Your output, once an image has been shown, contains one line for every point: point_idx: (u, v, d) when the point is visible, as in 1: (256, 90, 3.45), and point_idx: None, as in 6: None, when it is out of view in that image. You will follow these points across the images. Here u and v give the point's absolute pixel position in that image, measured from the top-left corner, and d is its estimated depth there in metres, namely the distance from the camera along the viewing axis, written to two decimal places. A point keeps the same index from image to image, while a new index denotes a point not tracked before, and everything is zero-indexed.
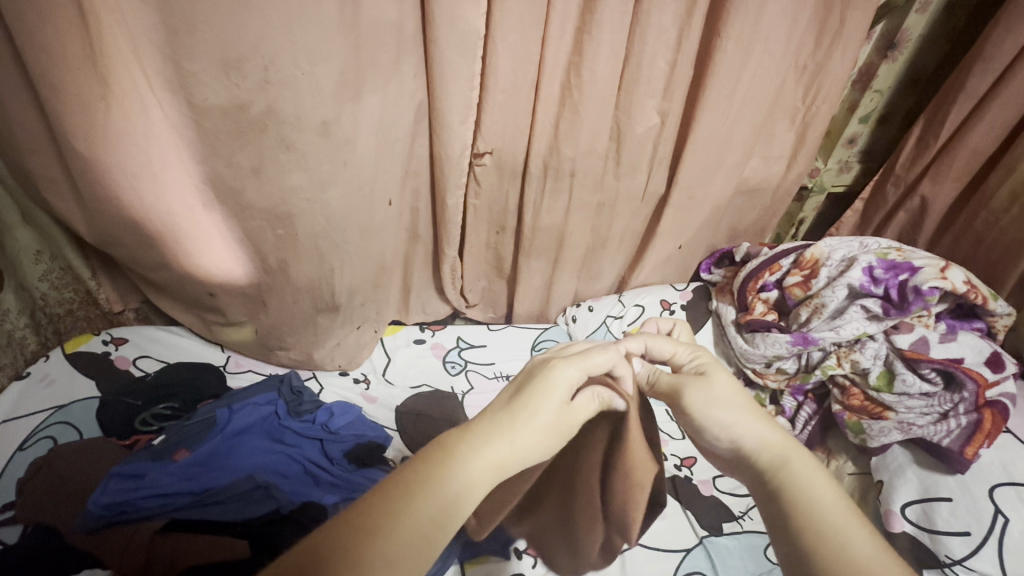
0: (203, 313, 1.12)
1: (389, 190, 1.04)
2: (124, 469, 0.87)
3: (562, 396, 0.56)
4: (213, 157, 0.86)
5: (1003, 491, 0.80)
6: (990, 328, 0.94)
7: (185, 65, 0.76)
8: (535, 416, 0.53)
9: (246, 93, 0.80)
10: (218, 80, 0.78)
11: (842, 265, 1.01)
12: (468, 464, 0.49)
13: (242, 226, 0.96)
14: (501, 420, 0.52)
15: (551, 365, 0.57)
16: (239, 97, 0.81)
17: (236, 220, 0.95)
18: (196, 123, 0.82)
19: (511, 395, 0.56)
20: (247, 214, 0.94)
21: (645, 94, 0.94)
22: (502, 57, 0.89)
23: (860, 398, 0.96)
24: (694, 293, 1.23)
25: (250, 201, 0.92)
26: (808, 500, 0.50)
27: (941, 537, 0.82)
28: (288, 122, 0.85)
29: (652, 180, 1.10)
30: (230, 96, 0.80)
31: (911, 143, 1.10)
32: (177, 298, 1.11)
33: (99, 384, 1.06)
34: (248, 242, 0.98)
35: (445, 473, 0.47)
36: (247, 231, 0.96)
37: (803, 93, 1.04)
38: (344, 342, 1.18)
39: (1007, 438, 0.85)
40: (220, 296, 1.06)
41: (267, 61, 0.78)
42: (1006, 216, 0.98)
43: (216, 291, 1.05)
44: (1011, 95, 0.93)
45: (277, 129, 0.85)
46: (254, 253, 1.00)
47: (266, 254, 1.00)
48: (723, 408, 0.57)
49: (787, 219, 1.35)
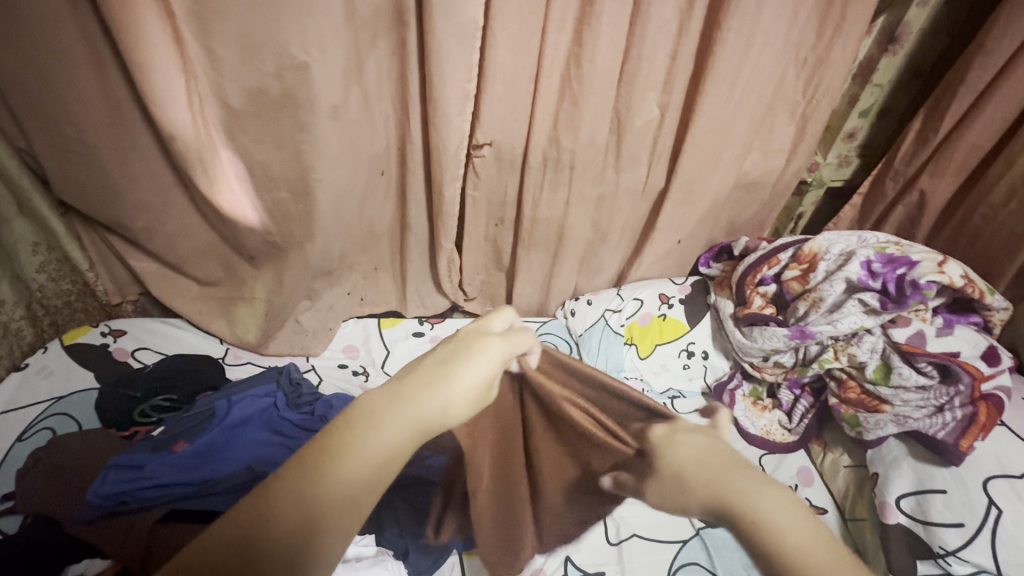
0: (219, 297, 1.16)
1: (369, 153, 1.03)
2: (123, 461, 0.87)
3: (487, 367, 0.56)
4: (240, 137, 0.91)
5: (996, 483, 0.81)
6: (987, 322, 0.95)
7: (216, 48, 0.81)
8: (476, 355, 0.55)
9: (268, 75, 0.84)
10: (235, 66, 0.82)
11: (840, 259, 1.01)
12: (382, 437, 0.46)
13: (267, 198, 1.00)
14: (400, 394, 0.50)
15: (483, 337, 0.59)
16: (260, 79, 0.84)
17: (261, 193, 0.99)
18: (217, 103, 0.87)
19: (438, 354, 0.56)
20: (271, 186, 0.98)
21: (646, 87, 0.95)
22: (503, 49, 0.88)
23: (857, 392, 0.97)
24: (693, 286, 1.22)
25: (272, 173, 0.96)
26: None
27: (935, 528, 0.83)
28: (299, 107, 0.88)
29: (652, 173, 1.10)
30: (252, 78, 0.84)
31: (911, 137, 1.10)
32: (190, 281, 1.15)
33: (97, 376, 1.06)
34: (271, 214, 1.02)
35: (351, 452, 0.44)
36: (271, 203, 1.01)
37: (804, 86, 1.03)
38: (334, 306, 1.22)
39: (1002, 431, 0.85)
40: (259, 261, 1.11)
41: (285, 44, 0.81)
42: (1005, 211, 0.98)
43: (255, 258, 1.10)
44: (1011, 90, 0.93)
45: (296, 109, 0.88)
46: (268, 228, 1.04)
47: (287, 228, 1.04)
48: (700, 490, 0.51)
49: (786, 213, 1.36)
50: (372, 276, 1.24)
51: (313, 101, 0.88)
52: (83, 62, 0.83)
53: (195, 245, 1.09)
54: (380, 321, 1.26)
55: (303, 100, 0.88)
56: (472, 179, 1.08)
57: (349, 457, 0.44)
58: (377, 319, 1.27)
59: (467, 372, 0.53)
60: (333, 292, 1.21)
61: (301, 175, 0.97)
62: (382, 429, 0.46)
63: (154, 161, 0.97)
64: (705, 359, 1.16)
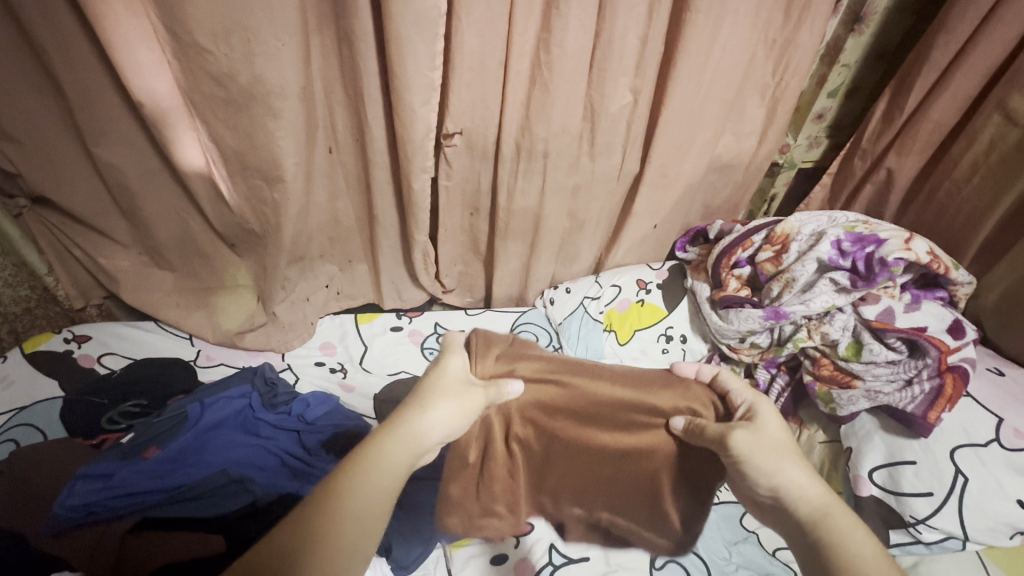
0: (189, 296, 1.13)
1: (337, 144, 1.01)
2: (91, 470, 0.85)
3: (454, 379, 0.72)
4: (214, 123, 0.88)
5: (962, 452, 0.84)
6: (952, 296, 0.98)
7: (181, 34, 0.77)
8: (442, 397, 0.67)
9: (232, 63, 0.81)
10: (190, 58, 0.80)
11: (811, 239, 1.02)
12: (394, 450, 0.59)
13: (243, 185, 0.97)
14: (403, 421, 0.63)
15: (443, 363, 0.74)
16: (224, 66, 0.81)
17: (236, 181, 0.96)
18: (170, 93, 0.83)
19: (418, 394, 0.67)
20: (246, 174, 0.95)
21: (617, 72, 0.94)
22: (469, 34, 0.86)
23: (830, 368, 0.97)
24: (670, 271, 1.23)
25: (246, 162, 0.93)
26: (832, 535, 0.57)
27: (905, 498, 0.86)
28: (261, 99, 0.85)
29: (626, 159, 1.10)
30: (215, 63, 0.81)
31: (878, 116, 1.12)
32: (155, 283, 1.11)
33: (61, 383, 1.02)
34: (241, 207, 0.99)
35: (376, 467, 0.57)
36: (244, 189, 0.97)
37: (774, 68, 1.04)
38: (311, 303, 1.20)
39: (967, 402, 0.88)
40: (239, 248, 1.09)
41: (243, 32, 0.78)
42: (968, 186, 1.00)
43: (234, 245, 1.09)
44: (972, 68, 0.95)
45: (262, 99, 0.85)
46: (245, 217, 1.02)
47: (263, 215, 1.02)
48: (758, 458, 0.67)
49: (760, 195, 1.37)
50: (347, 270, 1.22)
51: (274, 92, 0.85)
52: (46, 50, 0.79)
53: (165, 242, 1.06)
54: (356, 317, 1.23)
55: (264, 92, 0.84)
56: (444, 170, 1.06)
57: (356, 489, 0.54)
58: (353, 315, 1.24)
59: (437, 411, 0.65)
60: (309, 287, 1.19)
61: (268, 170, 0.94)
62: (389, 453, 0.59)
63: (117, 155, 0.93)
64: (684, 342, 1.16)
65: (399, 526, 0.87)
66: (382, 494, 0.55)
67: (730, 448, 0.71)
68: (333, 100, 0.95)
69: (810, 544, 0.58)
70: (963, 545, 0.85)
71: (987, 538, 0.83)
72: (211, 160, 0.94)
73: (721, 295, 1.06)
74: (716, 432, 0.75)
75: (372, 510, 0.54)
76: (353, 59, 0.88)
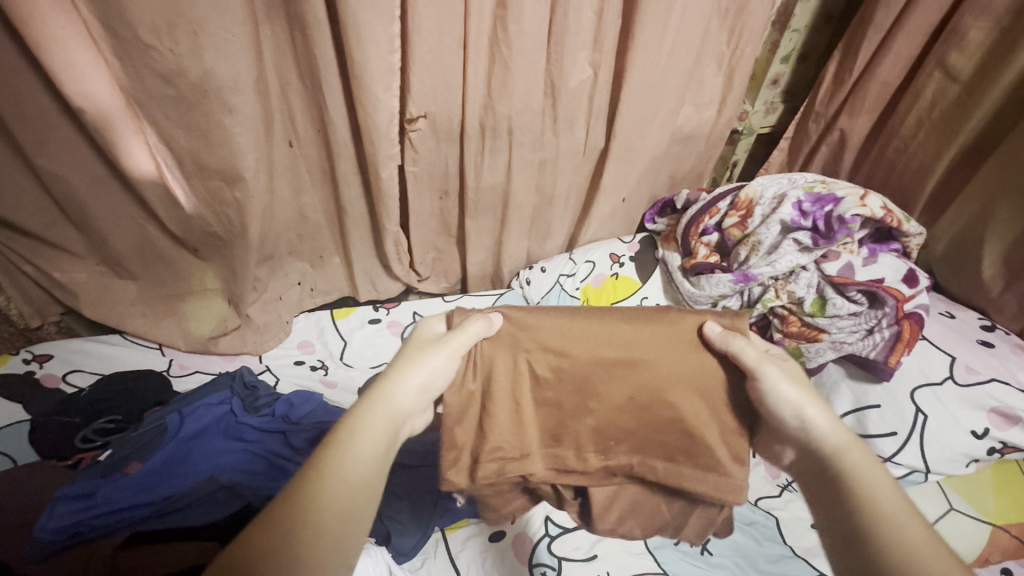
0: (153, 305, 1.09)
1: (297, 135, 0.98)
2: (74, 490, 0.83)
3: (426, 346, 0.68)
4: (164, 124, 0.84)
5: (921, 393, 0.91)
6: (906, 248, 1.03)
7: (120, 29, 0.73)
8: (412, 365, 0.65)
9: (177, 58, 0.77)
10: (131, 55, 0.76)
11: (774, 202, 1.05)
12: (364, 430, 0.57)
13: (201, 186, 0.93)
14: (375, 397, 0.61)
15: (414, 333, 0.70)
16: (170, 62, 0.77)
17: (193, 183, 0.92)
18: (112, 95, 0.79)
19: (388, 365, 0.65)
20: (203, 175, 0.91)
21: (576, 46, 0.93)
22: (425, 15, 0.84)
23: (797, 325, 1.01)
24: (641, 244, 1.25)
25: (202, 161, 0.89)
26: (867, 486, 0.54)
27: (872, 439, 0.93)
28: (213, 94, 0.81)
29: (591, 134, 1.10)
30: (160, 60, 0.77)
31: (829, 78, 1.15)
32: (116, 294, 1.07)
33: (24, 406, 0.97)
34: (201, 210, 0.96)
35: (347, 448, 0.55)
36: (203, 190, 0.94)
37: (728, 36, 1.06)
38: (284, 302, 1.17)
39: (924, 345, 0.94)
40: (202, 252, 1.05)
41: (187, 24, 0.74)
42: (915, 141, 1.05)
43: (197, 249, 1.05)
44: (913, 28, 0.99)
45: (214, 94, 0.81)
46: (206, 220, 0.98)
47: (225, 217, 0.98)
48: (788, 385, 0.66)
49: (722, 163, 1.40)
50: (317, 265, 1.20)
51: (226, 86, 0.81)
52: None
53: (123, 251, 1.02)
54: (333, 312, 1.21)
55: (215, 87, 0.81)
56: (410, 155, 1.04)
57: (327, 471, 0.52)
58: (329, 310, 1.22)
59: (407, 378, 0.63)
60: (281, 285, 1.16)
61: (226, 170, 0.91)
62: (361, 421, 0.58)
63: (59, 163, 0.88)
64: None
65: (396, 515, 0.89)
66: (356, 477, 0.53)
67: (759, 377, 0.68)
68: (288, 89, 0.92)
69: (841, 481, 0.56)
70: (925, 476, 0.93)
71: (945, 468, 0.90)
72: (164, 161, 0.90)
73: (692, 262, 1.09)
74: (749, 359, 0.69)
75: (348, 490, 0.52)
76: (306, 46, 0.85)
